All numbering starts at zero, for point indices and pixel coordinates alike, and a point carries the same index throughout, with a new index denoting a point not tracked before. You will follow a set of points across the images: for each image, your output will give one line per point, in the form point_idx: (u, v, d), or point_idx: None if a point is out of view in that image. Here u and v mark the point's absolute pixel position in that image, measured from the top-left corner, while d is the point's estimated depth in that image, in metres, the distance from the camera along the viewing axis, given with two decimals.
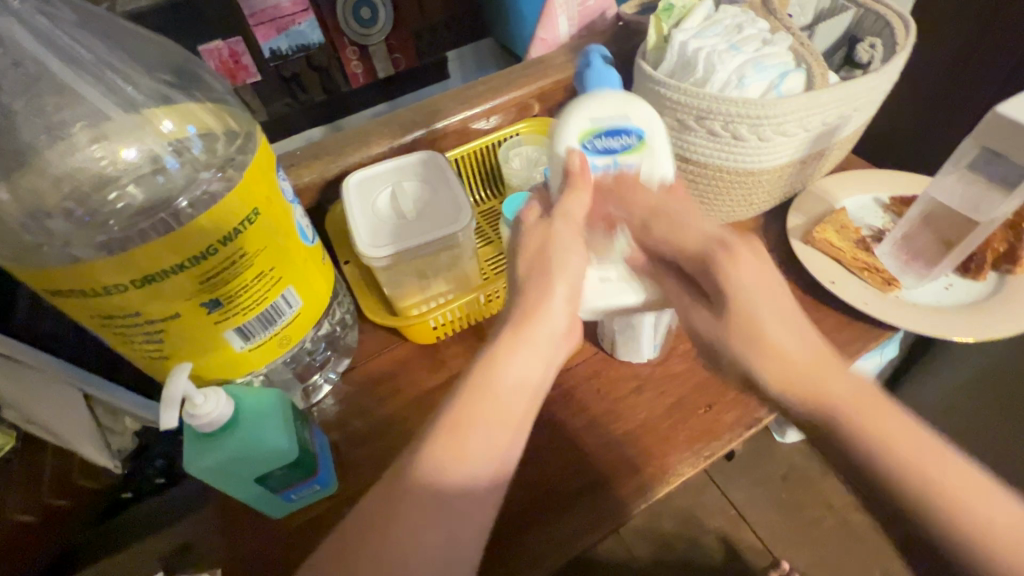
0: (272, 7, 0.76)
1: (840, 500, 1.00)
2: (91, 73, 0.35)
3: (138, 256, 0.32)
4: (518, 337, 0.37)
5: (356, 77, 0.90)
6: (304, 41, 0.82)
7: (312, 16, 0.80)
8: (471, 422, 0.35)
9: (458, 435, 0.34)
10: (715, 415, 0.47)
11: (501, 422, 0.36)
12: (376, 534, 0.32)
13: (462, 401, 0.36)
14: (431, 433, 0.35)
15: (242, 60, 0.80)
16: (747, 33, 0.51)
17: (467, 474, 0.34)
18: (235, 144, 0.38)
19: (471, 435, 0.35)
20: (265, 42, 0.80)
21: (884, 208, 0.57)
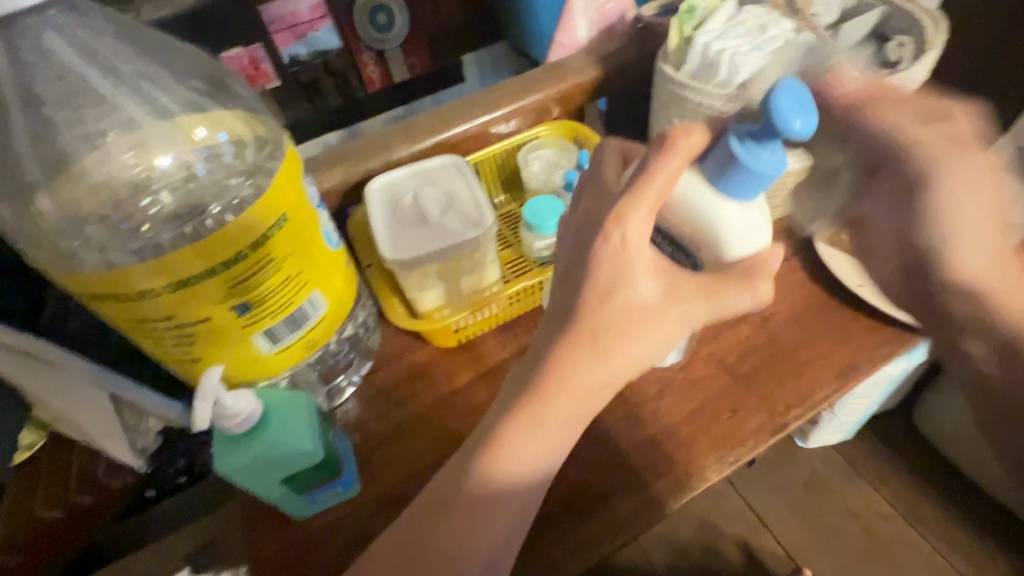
0: (290, 13, 0.78)
1: (864, 507, 0.97)
2: (126, 82, 0.36)
3: (173, 262, 0.33)
4: (599, 361, 0.34)
5: (373, 81, 0.91)
6: (323, 47, 0.84)
7: (330, 22, 0.82)
8: (538, 433, 0.35)
9: (517, 465, 0.35)
10: (739, 421, 0.46)
11: (551, 444, 0.35)
12: (425, 531, 0.36)
13: (519, 424, 0.35)
14: (491, 449, 0.35)
15: (262, 65, 0.81)
16: (771, 34, 0.50)
17: (525, 480, 0.36)
18: (264, 151, 0.39)
19: (527, 463, 0.35)
20: (284, 48, 0.82)
21: None
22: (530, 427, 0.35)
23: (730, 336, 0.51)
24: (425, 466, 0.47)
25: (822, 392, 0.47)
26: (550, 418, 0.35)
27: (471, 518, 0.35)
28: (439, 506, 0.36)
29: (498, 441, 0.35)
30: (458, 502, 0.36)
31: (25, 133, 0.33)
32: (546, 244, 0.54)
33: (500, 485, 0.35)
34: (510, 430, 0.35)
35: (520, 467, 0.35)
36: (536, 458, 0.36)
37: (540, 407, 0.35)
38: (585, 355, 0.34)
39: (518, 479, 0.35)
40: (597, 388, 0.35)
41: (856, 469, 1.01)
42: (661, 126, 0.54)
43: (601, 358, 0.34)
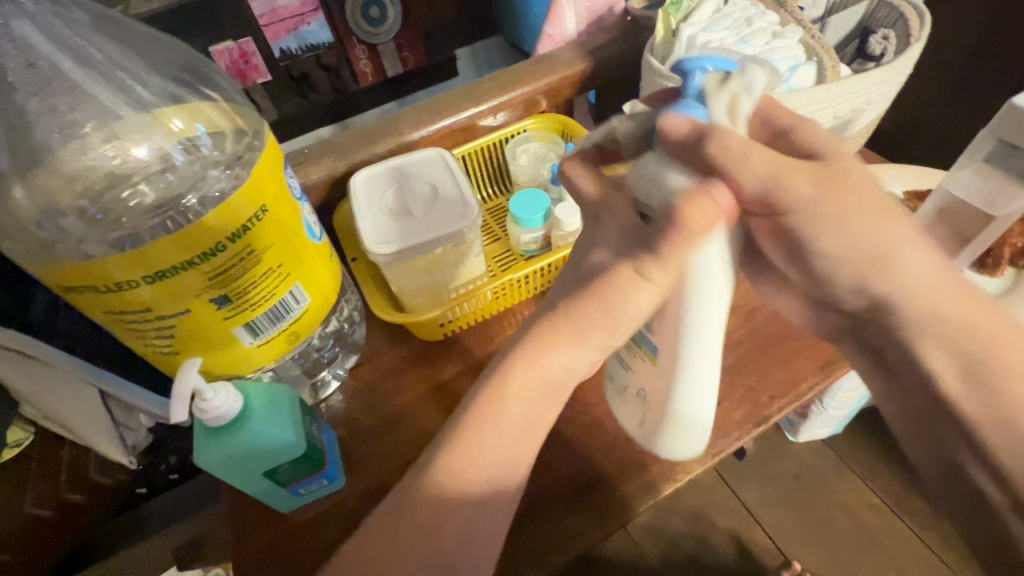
0: (281, 6, 0.77)
1: (854, 500, 0.98)
2: (101, 71, 0.35)
3: (150, 253, 0.33)
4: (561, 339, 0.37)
5: (365, 75, 0.90)
6: (314, 41, 0.82)
7: (321, 15, 0.80)
8: (502, 416, 0.37)
9: (492, 440, 0.37)
10: (724, 413, 0.47)
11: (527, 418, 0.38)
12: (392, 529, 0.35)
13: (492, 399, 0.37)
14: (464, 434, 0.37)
15: (252, 60, 0.80)
16: (757, 26, 0.50)
17: (497, 463, 0.37)
18: (244, 142, 0.39)
19: (502, 441, 0.37)
20: (275, 41, 0.80)
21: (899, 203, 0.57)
22: (498, 415, 0.37)
23: None
24: (411, 458, 0.47)
25: (806, 384, 0.47)
26: (515, 402, 0.37)
27: (452, 514, 0.35)
28: (396, 522, 0.35)
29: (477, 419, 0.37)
30: (416, 511, 0.35)
31: None
32: (533, 237, 0.54)
33: (463, 484, 0.36)
34: (469, 423, 0.37)
35: (500, 449, 0.37)
36: (510, 440, 0.37)
37: (503, 391, 0.37)
38: (552, 341, 0.37)
39: (495, 462, 0.37)
40: (564, 368, 0.38)
41: (846, 463, 1.02)
42: None
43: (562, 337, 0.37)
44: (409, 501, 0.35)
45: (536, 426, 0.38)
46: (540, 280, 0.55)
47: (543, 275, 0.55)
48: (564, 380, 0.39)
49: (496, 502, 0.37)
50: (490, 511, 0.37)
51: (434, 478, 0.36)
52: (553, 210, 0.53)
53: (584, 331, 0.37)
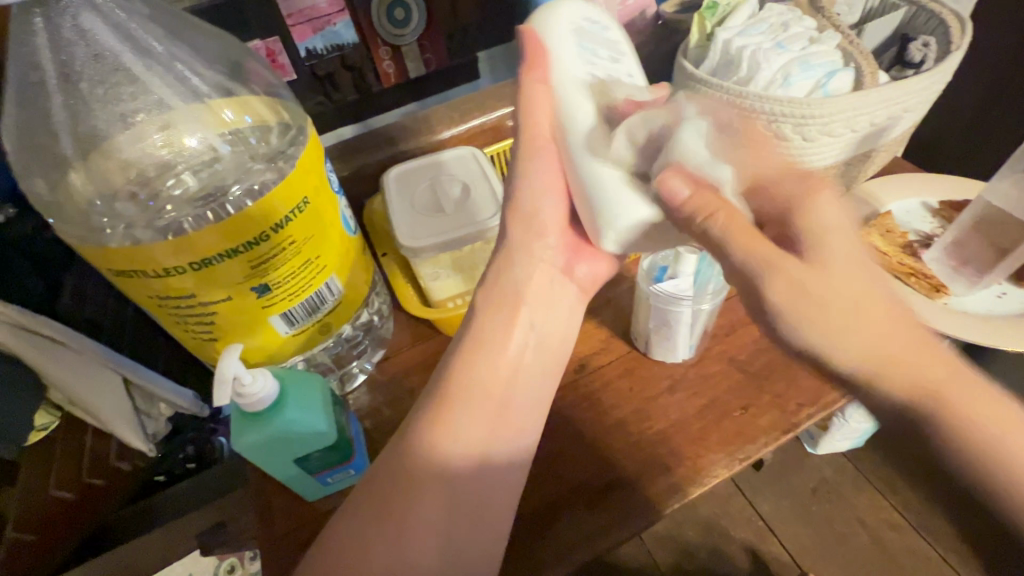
0: (309, 7, 0.78)
1: (873, 516, 0.96)
2: (159, 63, 0.36)
3: (195, 241, 0.34)
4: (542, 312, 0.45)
5: (387, 77, 0.91)
6: (339, 41, 0.83)
7: (347, 16, 0.81)
8: (491, 384, 0.42)
9: (461, 428, 0.40)
10: (751, 418, 0.46)
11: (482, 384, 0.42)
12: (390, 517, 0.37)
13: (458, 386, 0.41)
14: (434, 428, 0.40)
15: (279, 59, 0.82)
16: (793, 31, 0.50)
17: (491, 425, 0.41)
18: (288, 136, 0.39)
19: (471, 430, 0.40)
20: (301, 41, 0.82)
21: (933, 213, 0.57)
22: (465, 396, 0.41)
23: (742, 334, 0.51)
24: None
25: (835, 392, 0.47)
26: (500, 370, 0.42)
27: (450, 470, 0.39)
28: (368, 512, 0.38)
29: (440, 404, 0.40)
30: (410, 480, 0.38)
31: (62, 109, 0.34)
32: None
33: (451, 443, 0.39)
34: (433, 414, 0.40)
35: (481, 421, 0.41)
36: (491, 408, 0.41)
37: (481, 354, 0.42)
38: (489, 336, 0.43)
39: (462, 451, 0.40)
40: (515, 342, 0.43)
41: (866, 477, 1.00)
42: None
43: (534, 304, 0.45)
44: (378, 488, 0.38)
45: (534, 394, 0.43)
46: None
47: None
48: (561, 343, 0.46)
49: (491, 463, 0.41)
50: (484, 479, 0.40)
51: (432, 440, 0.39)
52: None
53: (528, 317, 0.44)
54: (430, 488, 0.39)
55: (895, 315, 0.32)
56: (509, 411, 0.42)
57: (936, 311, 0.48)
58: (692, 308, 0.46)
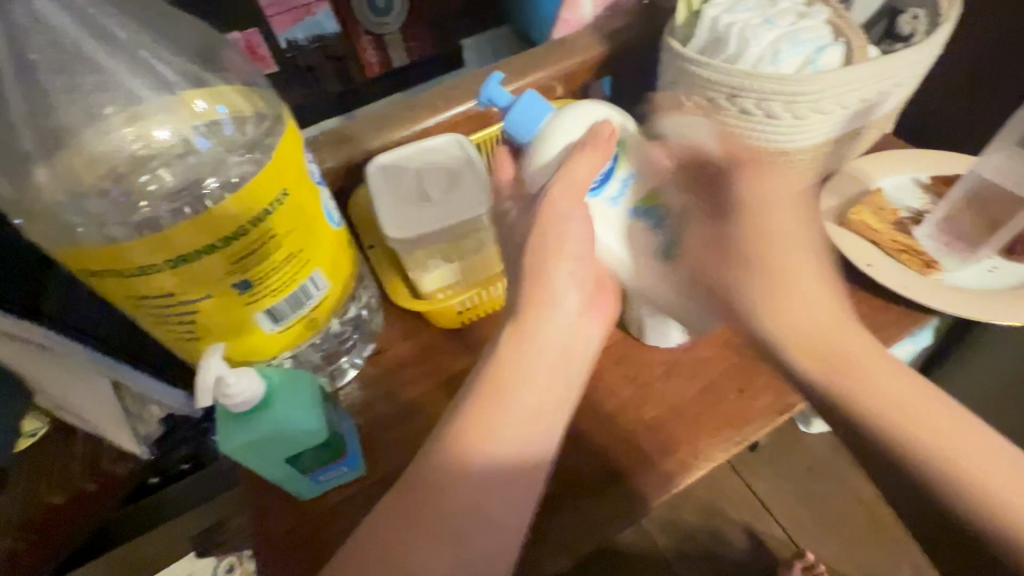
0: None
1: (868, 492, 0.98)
2: (124, 52, 0.35)
3: (173, 237, 0.33)
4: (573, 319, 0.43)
5: (372, 67, 0.90)
6: (320, 31, 0.83)
7: (327, 6, 0.81)
8: (512, 405, 0.39)
9: (490, 429, 0.38)
10: (748, 400, 0.46)
11: (526, 406, 0.40)
12: (401, 527, 0.36)
13: (488, 385, 0.40)
14: (461, 428, 0.38)
15: (259, 51, 0.80)
16: (781, 6, 0.49)
17: (526, 435, 0.39)
18: (265, 127, 0.38)
19: (497, 435, 0.38)
20: (282, 32, 0.81)
21: (923, 188, 0.57)
22: (504, 414, 0.39)
23: None
24: None
25: None
26: (526, 387, 0.40)
27: (481, 478, 0.38)
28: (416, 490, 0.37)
29: (469, 401, 0.39)
30: (431, 484, 0.37)
31: (20, 101, 0.33)
32: None
33: (491, 452, 0.38)
34: (477, 405, 0.39)
35: (522, 424, 0.39)
36: (520, 414, 0.39)
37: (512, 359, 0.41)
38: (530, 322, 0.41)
39: (497, 452, 0.38)
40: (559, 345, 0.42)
41: None
42: None
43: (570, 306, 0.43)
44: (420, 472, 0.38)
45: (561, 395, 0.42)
46: None
47: None
48: (586, 349, 0.44)
49: (504, 475, 0.38)
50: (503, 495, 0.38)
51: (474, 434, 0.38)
52: None
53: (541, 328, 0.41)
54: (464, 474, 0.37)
55: (869, 364, 0.40)
56: (544, 409, 0.40)
57: (926, 287, 0.48)
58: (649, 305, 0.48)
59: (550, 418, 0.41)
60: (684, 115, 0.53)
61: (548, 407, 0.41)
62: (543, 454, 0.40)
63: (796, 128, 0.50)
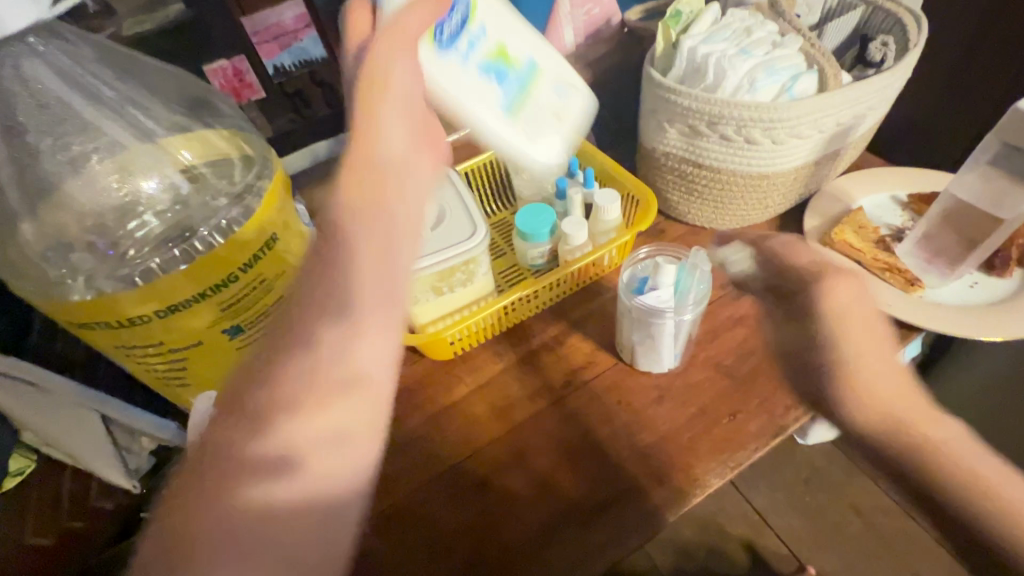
0: (273, 23, 0.57)
1: (864, 501, 0.98)
2: (111, 106, 0.35)
3: (164, 289, 0.33)
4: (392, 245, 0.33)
5: None
6: None
7: None
8: (338, 336, 0.30)
9: (306, 377, 0.29)
10: (740, 425, 0.46)
11: (355, 336, 0.30)
12: (198, 514, 0.26)
13: (302, 321, 0.30)
14: (272, 380, 0.28)
15: None
16: (757, 35, 0.51)
17: (355, 373, 0.30)
18: (251, 173, 0.39)
19: (317, 382, 0.29)
20: (268, 58, 0.78)
21: (902, 206, 0.58)
22: (310, 374, 0.29)
23: (726, 340, 0.51)
24: (429, 479, 0.46)
25: None
26: (353, 313, 0.30)
27: (303, 451, 0.28)
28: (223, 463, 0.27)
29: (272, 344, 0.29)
30: (232, 461, 0.27)
31: (7, 161, 0.33)
32: (539, 252, 0.56)
33: (305, 420, 0.28)
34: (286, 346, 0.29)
35: (340, 379, 0.29)
36: (331, 361, 0.29)
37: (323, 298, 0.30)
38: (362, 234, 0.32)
39: (315, 403, 0.28)
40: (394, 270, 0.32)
41: (857, 466, 1.01)
42: (652, 130, 0.55)
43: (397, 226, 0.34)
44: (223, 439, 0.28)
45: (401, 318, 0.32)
46: (548, 295, 0.55)
47: (560, 285, 0.55)
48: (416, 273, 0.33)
49: (330, 431, 0.29)
50: (331, 461, 0.29)
51: (272, 389, 0.28)
52: (558, 226, 0.55)
53: (377, 247, 0.32)
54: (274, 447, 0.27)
55: (866, 355, 0.35)
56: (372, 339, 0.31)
57: (911, 306, 0.49)
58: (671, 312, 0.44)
59: (387, 348, 0.31)
60: (667, 142, 0.54)
61: (383, 336, 0.31)
62: (380, 391, 0.31)
63: (777, 152, 0.51)
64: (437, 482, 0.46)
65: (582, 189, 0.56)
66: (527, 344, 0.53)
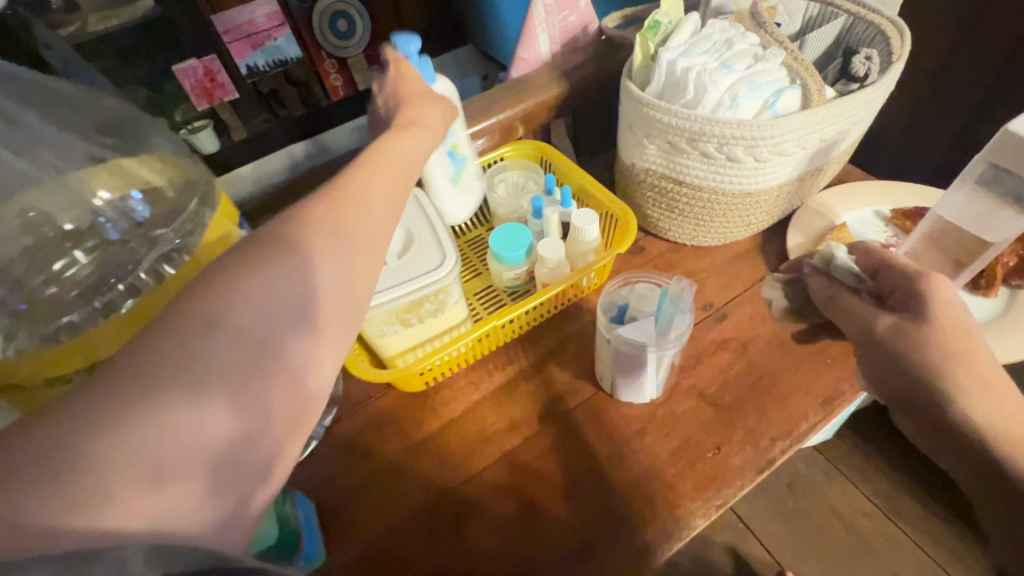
0: (244, 23, 0.92)
1: (849, 507, 0.97)
2: (30, 137, 0.32)
3: (95, 338, 0.31)
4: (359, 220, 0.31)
5: (336, 90, 1.07)
6: (282, 55, 0.99)
7: (287, 30, 0.97)
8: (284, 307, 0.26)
9: (239, 329, 0.25)
10: (724, 458, 0.44)
11: (302, 311, 0.27)
12: (66, 461, 0.20)
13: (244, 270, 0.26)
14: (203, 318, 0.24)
15: (217, 78, 0.97)
16: (738, 48, 0.48)
17: (292, 358, 0.26)
18: (189, 203, 0.36)
19: (254, 341, 0.25)
20: (241, 58, 0.96)
21: (886, 221, 0.57)
22: (255, 329, 0.25)
23: (710, 365, 0.49)
24: (397, 523, 0.43)
25: (808, 422, 0.45)
26: (308, 296, 0.27)
27: (212, 418, 0.23)
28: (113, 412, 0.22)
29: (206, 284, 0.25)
30: (125, 399, 0.22)
31: None
32: (515, 273, 0.53)
33: (223, 380, 0.24)
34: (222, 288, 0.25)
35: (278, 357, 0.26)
36: (273, 332, 0.26)
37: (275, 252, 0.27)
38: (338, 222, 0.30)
39: (241, 367, 0.25)
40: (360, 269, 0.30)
41: (839, 470, 1.01)
42: (630, 145, 0.53)
43: (372, 210, 0.31)
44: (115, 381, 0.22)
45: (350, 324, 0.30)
46: (524, 319, 0.53)
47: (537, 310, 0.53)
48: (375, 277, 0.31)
49: (250, 405, 0.25)
50: (236, 450, 0.24)
51: (210, 334, 0.24)
52: (534, 246, 0.53)
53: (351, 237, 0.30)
54: (205, 402, 0.23)
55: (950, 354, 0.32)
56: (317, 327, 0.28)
57: None
58: (647, 338, 0.41)
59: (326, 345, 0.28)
60: (646, 158, 0.52)
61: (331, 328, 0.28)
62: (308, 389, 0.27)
63: (759, 170, 0.49)
64: (405, 527, 0.43)
65: (559, 209, 0.54)
66: (504, 371, 0.51)
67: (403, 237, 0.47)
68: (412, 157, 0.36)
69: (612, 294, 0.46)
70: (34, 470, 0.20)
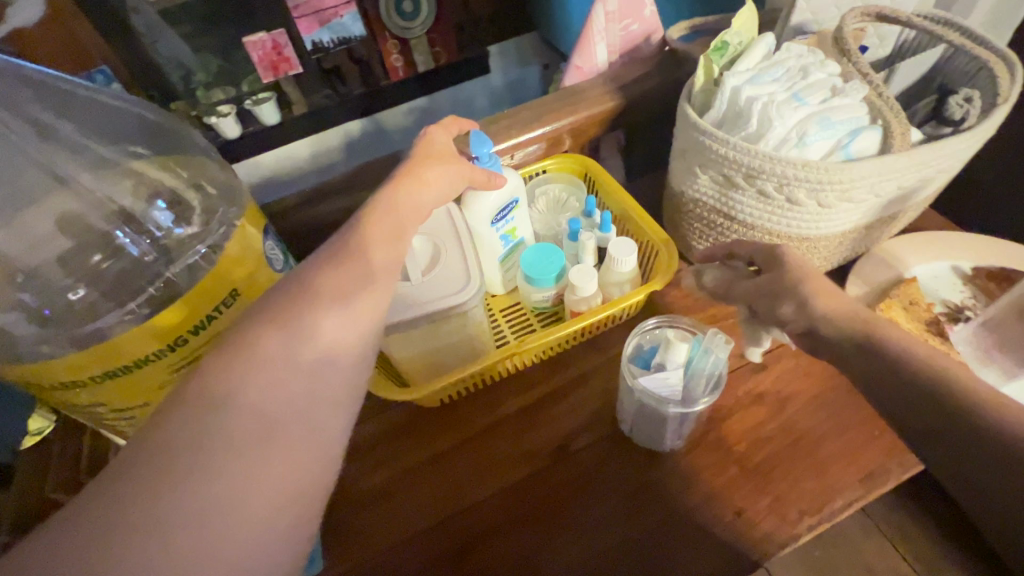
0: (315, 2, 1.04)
1: (882, 567, 0.90)
2: (69, 146, 0.33)
3: (113, 350, 0.31)
4: (371, 261, 0.31)
5: (395, 70, 1.20)
6: (345, 34, 1.12)
7: (352, 9, 1.08)
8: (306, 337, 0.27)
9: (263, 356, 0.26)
10: (743, 526, 0.41)
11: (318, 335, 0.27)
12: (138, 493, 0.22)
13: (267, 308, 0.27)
14: (230, 351, 0.26)
15: (283, 53, 1.12)
16: (814, 78, 0.44)
17: (314, 380, 0.27)
18: (215, 210, 0.37)
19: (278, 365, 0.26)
20: (308, 34, 1.10)
21: (965, 279, 0.51)
22: (278, 378, 0.26)
23: (741, 421, 0.46)
24: (397, 540, 0.43)
25: (843, 499, 0.41)
26: (324, 323, 0.28)
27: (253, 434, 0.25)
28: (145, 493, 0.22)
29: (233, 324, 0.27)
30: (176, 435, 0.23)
31: None
32: (545, 296, 0.51)
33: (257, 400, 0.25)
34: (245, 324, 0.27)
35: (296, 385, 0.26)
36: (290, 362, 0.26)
37: (288, 317, 0.27)
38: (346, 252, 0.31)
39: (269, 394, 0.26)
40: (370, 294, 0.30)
41: (876, 527, 0.94)
42: (681, 172, 0.50)
43: (380, 236, 0.32)
44: (135, 461, 0.23)
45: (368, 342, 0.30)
46: (550, 346, 0.51)
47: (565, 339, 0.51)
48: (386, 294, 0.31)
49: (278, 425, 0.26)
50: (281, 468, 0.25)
51: (241, 371, 0.25)
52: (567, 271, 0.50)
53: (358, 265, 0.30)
54: (227, 465, 0.24)
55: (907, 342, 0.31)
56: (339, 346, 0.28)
57: None
58: (681, 391, 0.39)
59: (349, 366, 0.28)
60: (697, 188, 0.48)
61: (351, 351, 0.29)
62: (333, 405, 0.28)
63: (820, 214, 0.44)
64: (405, 543, 0.43)
65: (597, 235, 0.51)
66: (523, 394, 0.50)
67: (433, 253, 0.45)
68: (420, 194, 0.37)
69: (644, 334, 0.43)
70: (94, 520, 0.21)
